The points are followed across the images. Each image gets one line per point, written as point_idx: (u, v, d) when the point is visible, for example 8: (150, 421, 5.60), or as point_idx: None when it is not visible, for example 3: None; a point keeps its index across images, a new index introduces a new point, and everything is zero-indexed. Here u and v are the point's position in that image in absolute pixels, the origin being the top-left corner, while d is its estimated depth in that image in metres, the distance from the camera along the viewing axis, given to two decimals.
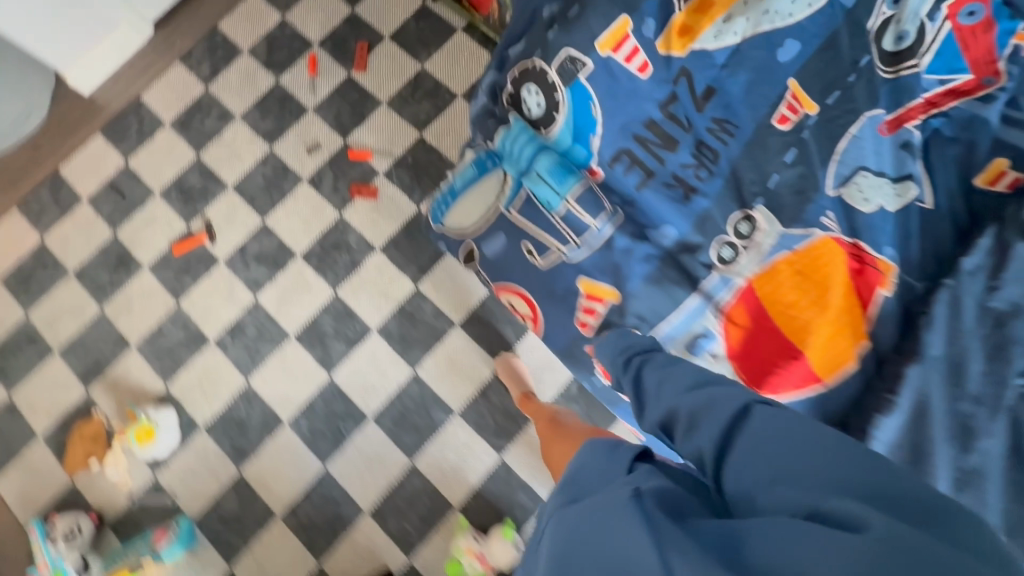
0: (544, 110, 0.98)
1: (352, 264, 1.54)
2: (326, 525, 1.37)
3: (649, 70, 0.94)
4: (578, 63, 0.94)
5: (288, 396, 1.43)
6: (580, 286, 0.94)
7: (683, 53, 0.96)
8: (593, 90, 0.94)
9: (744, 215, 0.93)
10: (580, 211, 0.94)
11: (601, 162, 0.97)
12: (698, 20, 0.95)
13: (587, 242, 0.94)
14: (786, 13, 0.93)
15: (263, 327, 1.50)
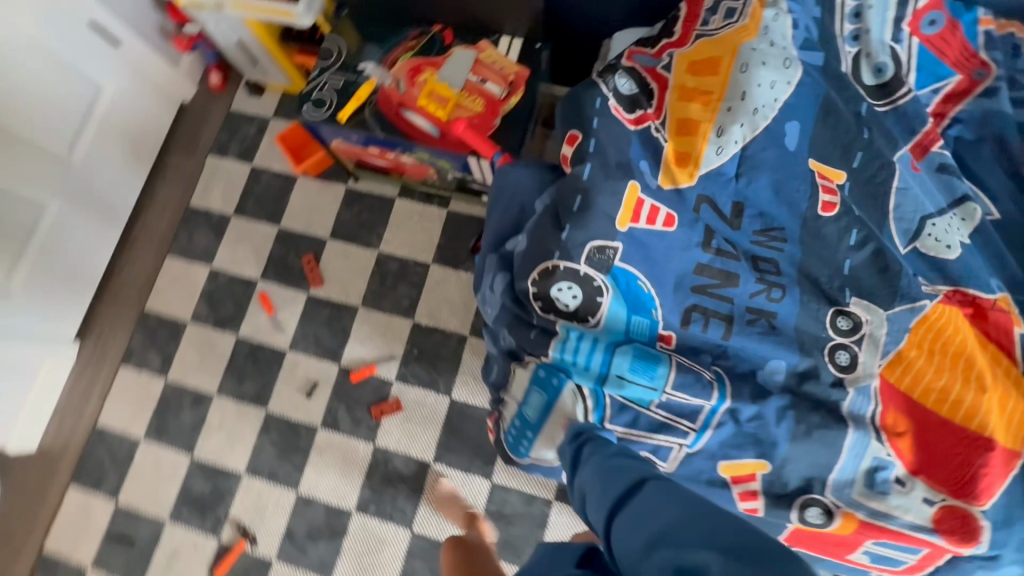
0: (586, 302, 0.87)
1: (414, 492, 1.38)
2: None
3: (673, 216, 0.87)
4: (607, 249, 0.86)
5: None
6: (724, 473, 0.84)
7: (693, 179, 0.88)
8: (633, 267, 0.87)
9: (839, 312, 0.86)
10: (683, 396, 0.83)
11: (670, 328, 0.87)
12: (691, 142, 0.88)
13: (706, 424, 0.84)
14: (772, 96, 0.87)
15: None
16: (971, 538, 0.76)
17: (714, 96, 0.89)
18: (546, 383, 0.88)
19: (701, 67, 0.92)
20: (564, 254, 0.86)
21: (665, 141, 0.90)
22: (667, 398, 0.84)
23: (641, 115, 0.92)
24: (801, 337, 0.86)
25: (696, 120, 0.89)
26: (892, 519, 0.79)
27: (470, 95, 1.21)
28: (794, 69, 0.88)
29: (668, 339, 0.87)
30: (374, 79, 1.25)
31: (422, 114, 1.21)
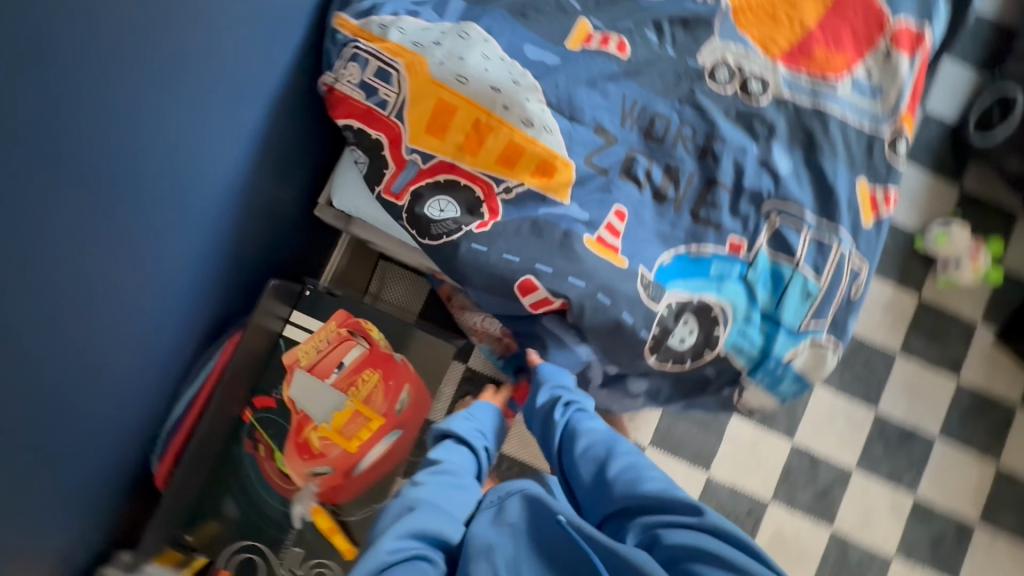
0: (699, 315, 0.85)
1: (734, 496, 1.39)
2: (976, 413, 1.42)
3: (618, 207, 0.85)
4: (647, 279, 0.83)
5: (885, 503, 1.39)
6: (870, 219, 0.89)
7: (568, 162, 0.83)
8: (656, 261, 0.85)
9: (714, 77, 0.90)
10: (797, 245, 0.87)
11: (735, 240, 0.88)
12: (531, 153, 0.82)
13: (829, 231, 0.88)
14: (498, 61, 0.84)
15: (838, 557, 1.38)
16: (915, 30, 0.91)
17: (483, 118, 0.82)
18: (775, 373, 0.88)
19: (440, 122, 0.83)
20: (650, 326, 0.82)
21: (522, 180, 0.82)
22: (799, 260, 0.87)
23: (484, 199, 0.82)
24: (728, 108, 0.90)
25: (506, 143, 0.82)
26: (905, 84, 0.90)
27: (358, 384, 1.01)
28: (473, 29, 0.84)
29: (742, 244, 0.88)
30: (309, 505, 0.98)
31: (373, 446, 1.00)
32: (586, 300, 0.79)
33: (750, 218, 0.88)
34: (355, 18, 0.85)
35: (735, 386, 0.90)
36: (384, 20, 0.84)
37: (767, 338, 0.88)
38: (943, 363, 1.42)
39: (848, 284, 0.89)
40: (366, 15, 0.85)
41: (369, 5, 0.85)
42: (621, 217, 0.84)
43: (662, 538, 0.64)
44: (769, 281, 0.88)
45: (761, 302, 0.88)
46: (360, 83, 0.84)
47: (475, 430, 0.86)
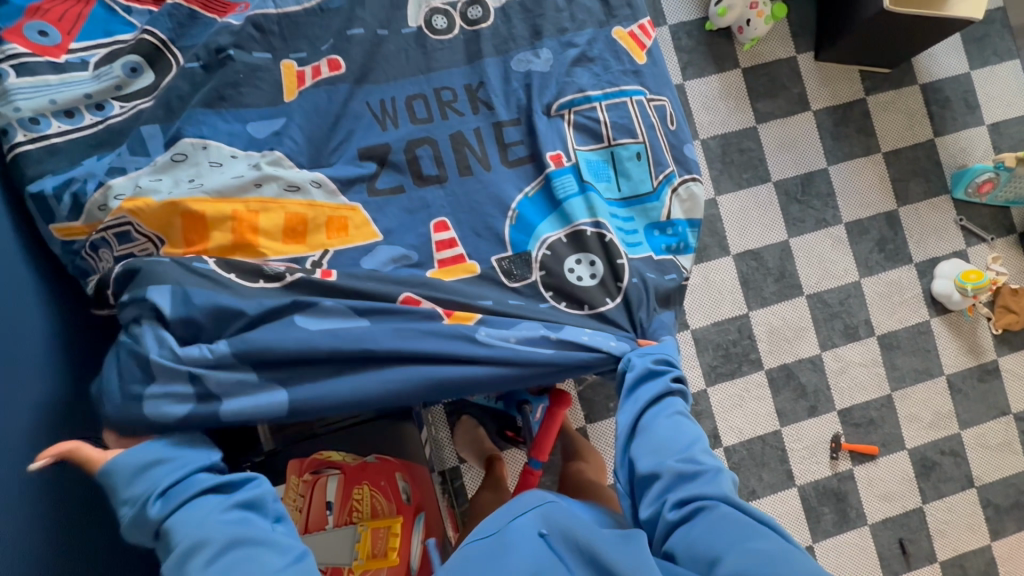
0: (580, 249, 0.84)
1: (722, 329, 1.46)
2: (842, 125, 1.52)
3: (441, 219, 0.84)
4: (510, 258, 0.83)
5: (827, 245, 1.50)
6: (642, 56, 0.89)
7: (353, 205, 0.81)
8: (505, 226, 0.85)
9: (435, 29, 0.87)
10: (602, 124, 0.88)
11: (551, 160, 0.86)
12: (316, 218, 0.78)
13: (617, 91, 0.88)
14: (234, 158, 0.76)
15: (824, 311, 1.49)
16: None
17: (239, 208, 0.74)
18: (668, 236, 0.90)
19: (200, 233, 0.73)
20: (541, 295, 0.82)
21: (321, 246, 0.78)
22: (612, 134, 0.88)
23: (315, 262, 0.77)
24: (466, 49, 0.87)
25: (286, 218, 0.76)
26: None
27: (357, 507, 0.97)
28: (183, 144, 0.75)
29: (560, 153, 0.86)
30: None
31: (410, 542, 0.97)
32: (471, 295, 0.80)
33: (548, 131, 0.87)
34: (77, 219, 0.74)
35: (664, 270, 0.88)
36: (98, 201, 0.73)
37: (636, 215, 0.89)
38: (793, 107, 1.51)
39: (660, 122, 0.90)
40: (80, 208, 0.73)
41: (70, 197, 0.73)
42: (447, 227, 0.83)
43: (749, 534, 0.66)
44: (600, 171, 0.88)
45: (608, 193, 0.88)
46: (117, 260, 0.74)
47: (159, 493, 0.66)
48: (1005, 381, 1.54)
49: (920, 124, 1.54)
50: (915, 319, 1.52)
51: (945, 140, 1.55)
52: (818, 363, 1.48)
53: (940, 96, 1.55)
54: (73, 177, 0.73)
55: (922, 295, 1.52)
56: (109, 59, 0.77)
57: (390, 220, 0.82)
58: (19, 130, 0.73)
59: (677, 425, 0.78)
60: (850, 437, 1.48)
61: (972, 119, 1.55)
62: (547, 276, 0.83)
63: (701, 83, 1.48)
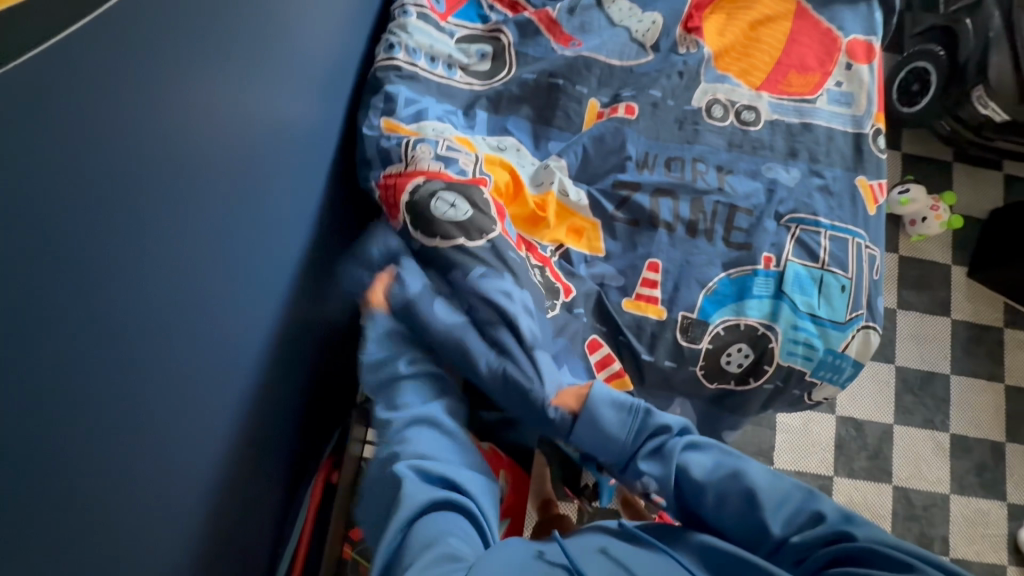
0: (749, 338, 0.92)
1: (803, 481, 1.44)
2: (974, 343, 1.58)
3: (652, 260, 0.92)
4: (691, 320, 0.91)
5: (927, 447, 1.50)
6: (874, 208, 0.99)
7: (594, 221, 0.92)
8: (699, 293, 0.92)
9: (711, 114, 1.00)
10: (821, 248, 0.96)
11: (763, 258, 0.94)
12: (569, 220, 0.91)
13: (842, 228, 0.97)
14: (532, 165, 0.92)
15: (905, 509, 1.46)
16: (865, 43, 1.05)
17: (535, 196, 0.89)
18: (835, 366, 0.96)
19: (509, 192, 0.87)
20: (694, 360, 0.92)
21: (557, 241, 0.90)
22: (826, 260, 0.95)
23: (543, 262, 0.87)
24: (731, 141, 0.99)
25: (556, 217, 0.90)
26: (871, 85, 1.03)
27: None
28: (509, 139, 0.92)
29: (772, 256, 0.94)
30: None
31: None
32: (649, 338, 0.90)
33: (775, 234, 0.95)
34: (409, 122, 0.86)
35: (807, 386, 0.97)
36: (437, 126, 0.87)
37: (821, 336, 0.93)
38: (935, 308, 1.58)
39: (869, 268, 0.98)
40: (419, 120, 0.87)
41: (415, 111, 0.87)
42: (657, 269, 0.91)
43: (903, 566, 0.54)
44: (805, 286, 0.94)
45: (805, 307, 0.93)
46: (438, 157, 0.82)
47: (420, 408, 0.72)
48: None
49: None
50: (993, 559, 1.46)
51: None
52: None
53: None
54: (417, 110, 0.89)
55: (1006, 538, 1.48)
56: (468, 41, 0.96)
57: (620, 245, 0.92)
58: (397, 50, 0.89)
59: (718, 457, 0.67)
60: None
61: None
62: (710, 350, 0.92)
63: None
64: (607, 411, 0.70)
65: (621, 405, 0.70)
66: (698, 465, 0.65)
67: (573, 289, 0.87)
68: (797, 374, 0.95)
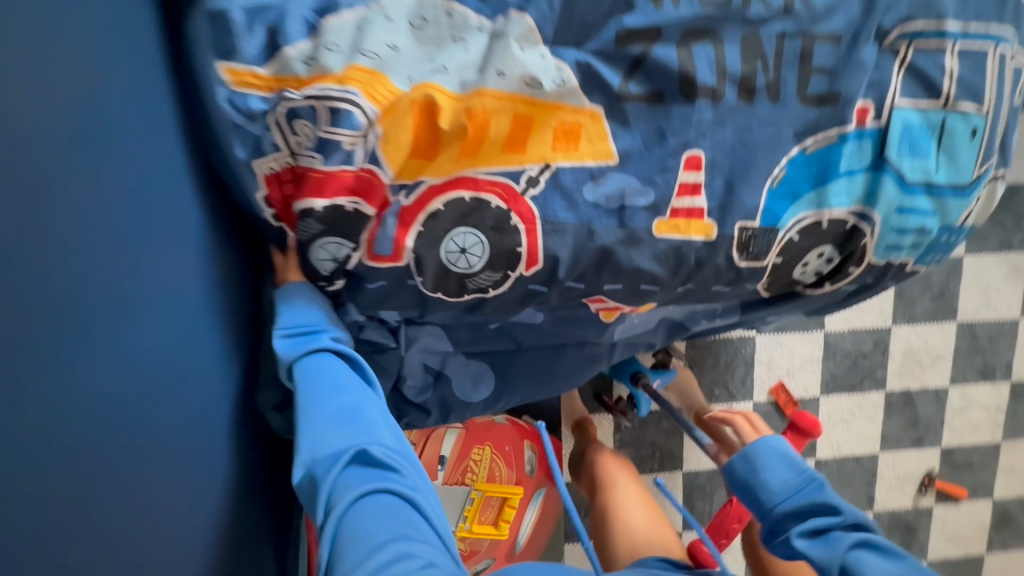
0: (834, 238, 0.65)
1: (857, 338, 1.29)
2: None
3: (694, 151, 0.60)
4: (754, 231, 0.63)
5: (1000, 274, 1.30)
6: None
7: (593, 108, 0.58)
8: (763, 188, 0.62)
9: None
10: (946, 76, 0.62)
11: (857, 112, 0.61)
12: (547, 123, 0.57)
13: (979, 33, 0.62)
14: (480, 34, 0.57)
15: (969, 344, 1.33)
16: None
17: (475, 108, 0.55)
18: (948, 245, 0.70)
19: (425, 138, 0.56)
20: (757, 280, 0.68)
21: (542, 157, 0.58)
22: (952, 94, 0.62)
23: (507, 209, 0.59)
24: None
25: (522, 127, 0.57)
26: None
27: (472, 467, 0.83)
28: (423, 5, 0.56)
29: (870, 108, 0.62)
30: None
31: (523, 517, 0.85)
32: (696, 266, 0.64)
33: (876, 67, 0.61)
34: (263, 64, 0.55)
35: (906, 275, 0.72)
36: (301, 52, 0.54)
37: (937, 212, 0.66)
38: None
39: (1011, 91, 0.65)
40: (275, 52, 0.55)
41: (264, 32, 0.54)
42: (699, 166, 0.61)
43: None
44: (918, 142, 0.63)
45: (916, 175, 0.64)
46: (319, 145, 0.55)
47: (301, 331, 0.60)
48: None
49: None
50: None
51: None
52: (940, 396, 1.35)
53: None
54: (271, 5, 0.54)
55: None
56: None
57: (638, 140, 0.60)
58: None
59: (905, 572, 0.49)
60: (944, 475, 1.39)
61: None
62: (779, 264, 0.66)
63: None
64: (778, 470, 0.61)
65: (792, 467, 0.61)
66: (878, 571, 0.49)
67: (544, 252, 0.60)
68: (896, 268, 0.69)
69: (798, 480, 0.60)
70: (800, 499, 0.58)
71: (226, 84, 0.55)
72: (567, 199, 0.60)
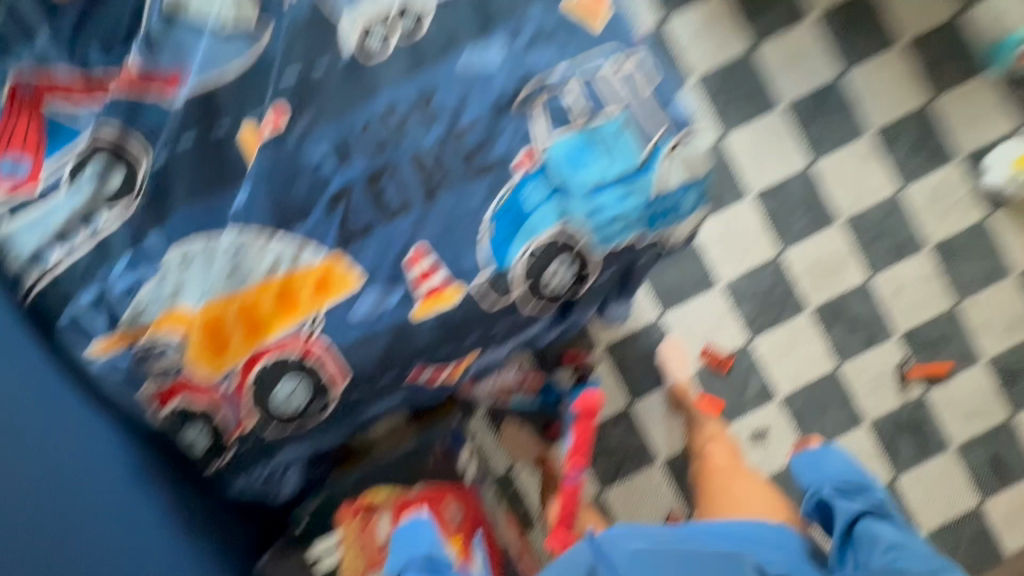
0: (560, 251, 0.81)
1: (756, 279, 1.36)
2: (856, 25, 1.35)
3: (419, 245, 0.80)
4: (490, 278, 0.80)
5: (858, 166, 1.36)
6: (601, 20, 0.82)
7: (329, 257, 0.79)
8: (478, 248, 0.80)
9: (374, 48, 0.80)
10: (574, 107, 0.80)
11: (520, 160, 0.79)
12: (301, 286, 0.79)
13: (582, 66, 0.80)
14: (226, 247, 0.77)
15: (864, 235, 1.36)
16: None
17: (240, 304, 0.78)
18: (665, 209, 0.85)
19: (218, 338, 0.78)
20: (523, 306, 0.83)
21: (311, 307, 0.79)
22: (585, 113, 0.80)
23: (307, 353, 0.79)
24: (411, 62, 0.80)
25: (285, 296, 0.79)
26: None
27: None
28: (188, 247, 0.77)
29: (531, 151, 0.79)
30: None
31: (474, 560, 1.00)
32: (469, 320, 0.82)
33: (518, 128, 0.80)
34: (107, 332, 0.77)
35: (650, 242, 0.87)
36: (131, 313, 0.77)
37: (627, 196, 0.81)
38: (795, 16, 1.33)
39: (638, 86, 0.82)
40: (116, 321, 0.77)
41: (104, 314, 0.77)
42: (424, 256, 0.80)
43: None
44: (581, 158, 0.80)
45: (593, 180, 0.80)
46: (158, 373, 0.78)
47: None
48: None
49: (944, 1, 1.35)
50: (970, 220, 1.36)
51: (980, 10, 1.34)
52: (866, 292, 1.37)
53: None
54: (100, 296, 0.77)
55: (974, 195, 1.36)
56: (80, 167, 0.77)
57: (371, 260, 0.80)
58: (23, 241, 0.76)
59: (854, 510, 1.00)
60: (917, 360, 1.37)
61: None
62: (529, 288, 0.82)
63: (685, 16, 1.33)
64: (829, 478, 1.06)
65: (844, 486, 1.04)
66: (880, 520, 0.97)
67: (346, 370, 0.81)
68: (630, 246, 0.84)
69: (860, 480, 1.04)
70: (886, 526, 0.96)
71: (95, 355, 0.78)
72: (343, 326, 0.80)
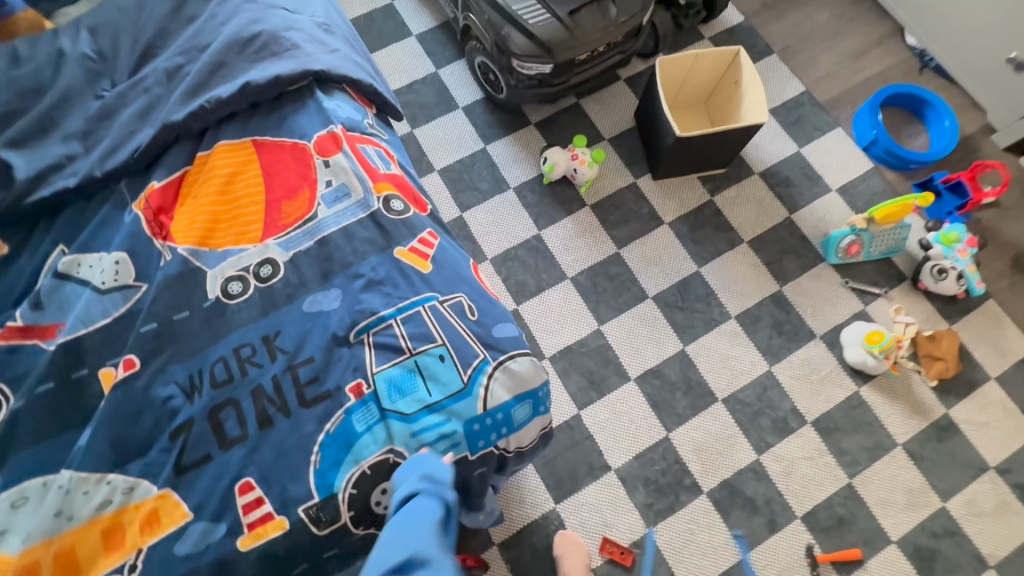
0: (386, 475, 0.85)
1: (647, 463, 1.37)
2: (703, 229, 1.58)
3: (248, 476, 0.84)
4: (317, 505, 0.83)
5: (727, 348, 1.47)
6: (428, 265, 0.98)
7: (161, 492, 0.83)
8: (309, 474, 0.84)
9: (231, 296, 0.93)
10: (399, 341, 0.91)
11: (349, 390, 0.88)
12: (128, 523, 0.81)
13: (408, 305, 0.93)
14: (59, 487, 0.81)
15: (745, 413, 1.42)
16: (331, 132, 1.04)
17: (60, 547, 0.79)
18: (493, 425, 0.91)
19: None
20: (353, 530, 0.86)
21: (134, 546, 0.80)
22: (409, 345, 0.91)
23: None
24: (262, 306, 0.93)
25: (109, 535, 0.80)
26: (356, 165, 1.02)
27: None
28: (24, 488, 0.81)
29: (360, 382, 0.88)
30: None
31: None
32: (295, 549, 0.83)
33: (350, 361, 0.90)
34: None
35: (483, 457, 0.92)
36: None
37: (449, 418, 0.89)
38: (649, 225, 1.57)
39: (459, 319, 0.95)
40: None
41: None
42: (253, 487, 0.83)
43: None
44: (405, 386, 0.89)
45: (416, 406, 0.88)
46: None
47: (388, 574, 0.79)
48: (967, 434, 1.41)
49: (773, 207, 1.60)
50: (842, 394, 1.44)
51: (805, 214, 1.59)
52: (758, 471, 1.38)
53: (781, 178, 1.62)
54: None
55: (840, 369, 1.46)
56: None
57: (202, 493, 0.83)
58: None
59: None
60: (825, 545, 1.32)
61: (821, 191, 1.61)
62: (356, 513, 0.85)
63: (555, 229, 1.56)
64: None
65: None
66: None
67: None
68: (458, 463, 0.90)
69: None
70: None
71: None
72: (163, 565, 0.80)
